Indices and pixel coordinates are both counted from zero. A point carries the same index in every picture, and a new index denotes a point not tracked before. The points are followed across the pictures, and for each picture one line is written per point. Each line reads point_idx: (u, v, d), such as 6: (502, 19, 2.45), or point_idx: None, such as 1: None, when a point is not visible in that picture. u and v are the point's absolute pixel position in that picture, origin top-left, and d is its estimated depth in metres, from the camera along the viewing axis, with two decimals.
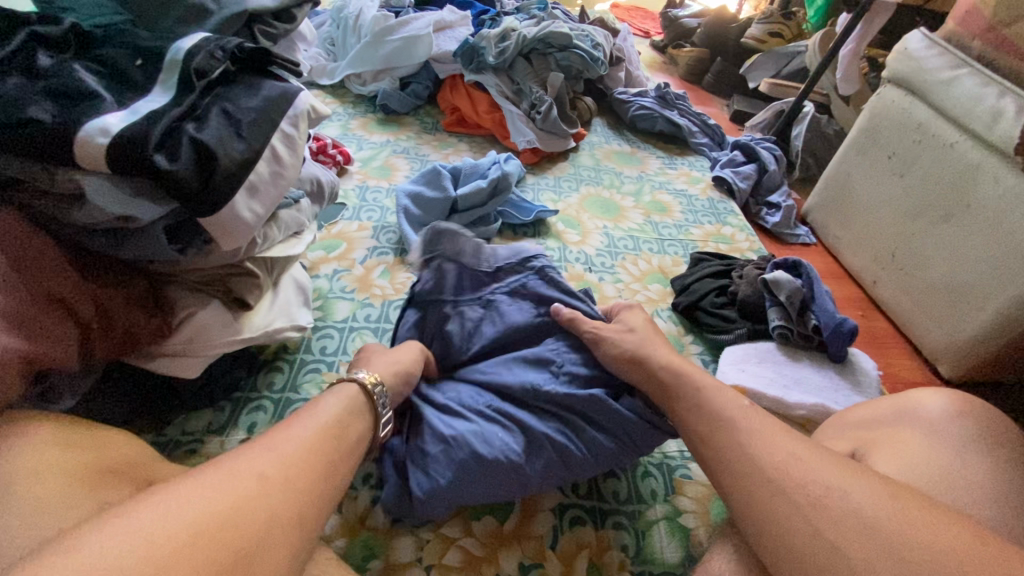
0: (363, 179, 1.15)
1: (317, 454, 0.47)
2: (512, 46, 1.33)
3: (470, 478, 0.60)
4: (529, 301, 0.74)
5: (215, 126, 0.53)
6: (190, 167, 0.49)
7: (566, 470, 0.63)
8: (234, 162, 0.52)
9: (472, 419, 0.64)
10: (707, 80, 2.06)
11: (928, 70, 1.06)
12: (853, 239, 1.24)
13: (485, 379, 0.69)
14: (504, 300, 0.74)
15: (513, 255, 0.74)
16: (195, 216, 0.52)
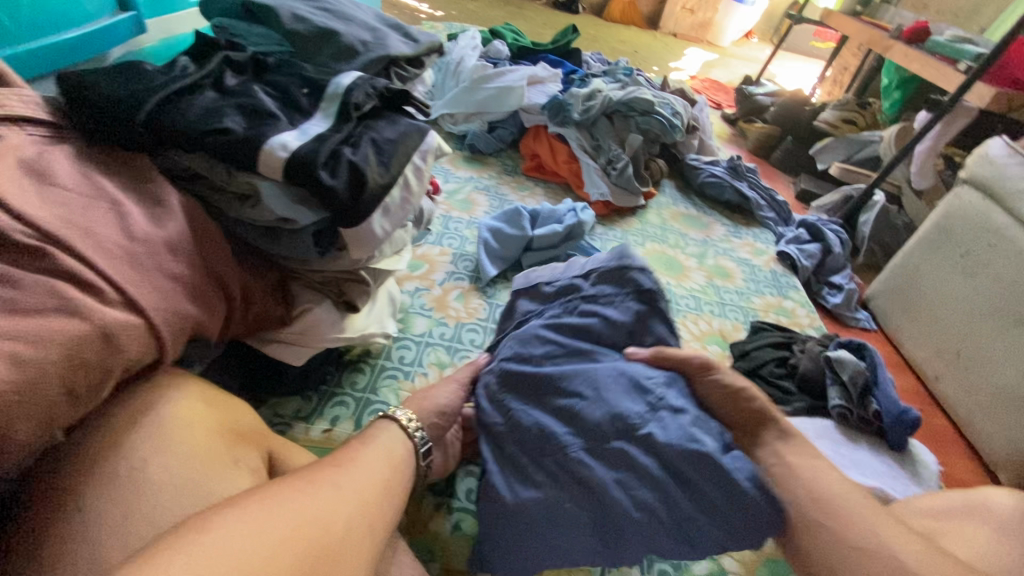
0: (447, 210, 1.24)
1: (377, 492, 0.51)
2: (597, 106, 1.43)
3: (525, 543, 0.59)
4: (613, 286, 0.72)
5: (365, 151, 0.61)
6: (346, 186, 0.57)
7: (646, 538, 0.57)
8: (379, 185, 0.60)
9: (531, 484, 0.61)
10: (775, 157, 2.11)
11: (1007, 178, 1.08)
12: (916, 331, 1.23)
13: (535, 425, 0.63)
14: (583, 285, 0.74)
15: (612, 255, 0.73)
16: (340, 225, 0.60)
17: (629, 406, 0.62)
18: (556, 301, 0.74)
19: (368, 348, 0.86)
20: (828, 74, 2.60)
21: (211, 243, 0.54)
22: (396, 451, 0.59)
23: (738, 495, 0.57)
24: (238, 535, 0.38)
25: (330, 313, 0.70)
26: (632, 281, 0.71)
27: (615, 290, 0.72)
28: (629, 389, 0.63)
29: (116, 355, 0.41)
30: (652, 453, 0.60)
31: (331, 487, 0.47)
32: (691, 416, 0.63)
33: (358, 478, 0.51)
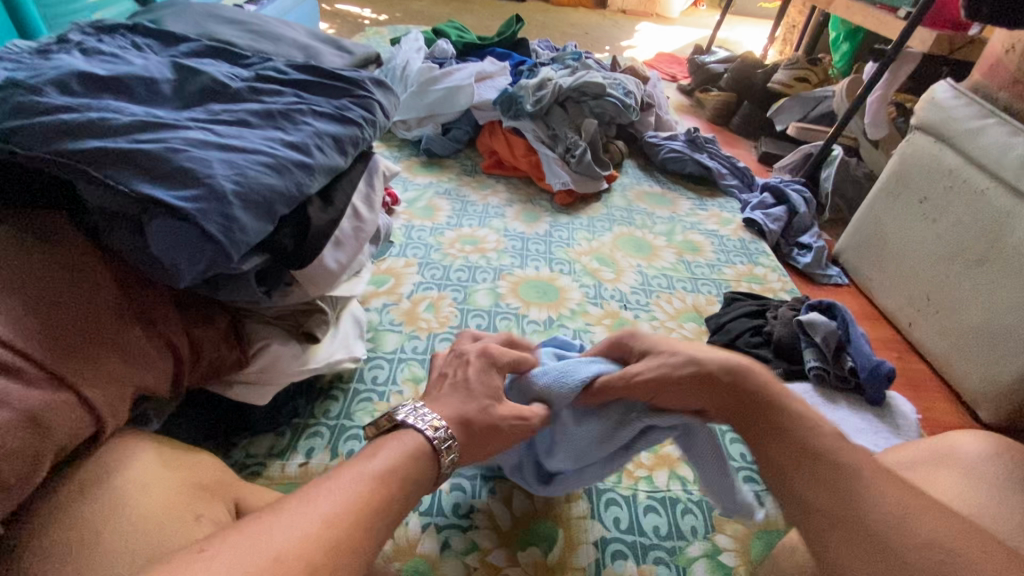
0: (409, 219, 1.21)
1: (368, 502, 0.42)
2: (548, 95, 1.40)
3: (217, 205, 0.47)
4: (300, 114, 0.58)
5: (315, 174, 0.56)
6: (288, 233, 0.56)
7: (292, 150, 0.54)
8: (323, 221, 0.59)
9: (209, 136, 0.51)
10: (735, 123, 2.11)
11: (956, 120, 1.09)
12: (886, 281, 1.23)
13: (234, 114, 0.55)
14: (260, 115, 0.56)
15: (258, 107, 0.57)
16: (288, 267, 0.58)
17: (159, 114, 0.52)
18: (297, 131, 0.57)
19: (340, 373, 0.84)
20: (778, 33, 2.57)
21: (152, 307, 0.52)
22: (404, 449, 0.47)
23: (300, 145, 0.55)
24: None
25: (289, 347, 0.68)
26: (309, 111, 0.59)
27: (308, 120, 0.58)
28: (320, 115, 0.60)
29: (45, 437, 0.39)
30: (281, 114, 0.57)
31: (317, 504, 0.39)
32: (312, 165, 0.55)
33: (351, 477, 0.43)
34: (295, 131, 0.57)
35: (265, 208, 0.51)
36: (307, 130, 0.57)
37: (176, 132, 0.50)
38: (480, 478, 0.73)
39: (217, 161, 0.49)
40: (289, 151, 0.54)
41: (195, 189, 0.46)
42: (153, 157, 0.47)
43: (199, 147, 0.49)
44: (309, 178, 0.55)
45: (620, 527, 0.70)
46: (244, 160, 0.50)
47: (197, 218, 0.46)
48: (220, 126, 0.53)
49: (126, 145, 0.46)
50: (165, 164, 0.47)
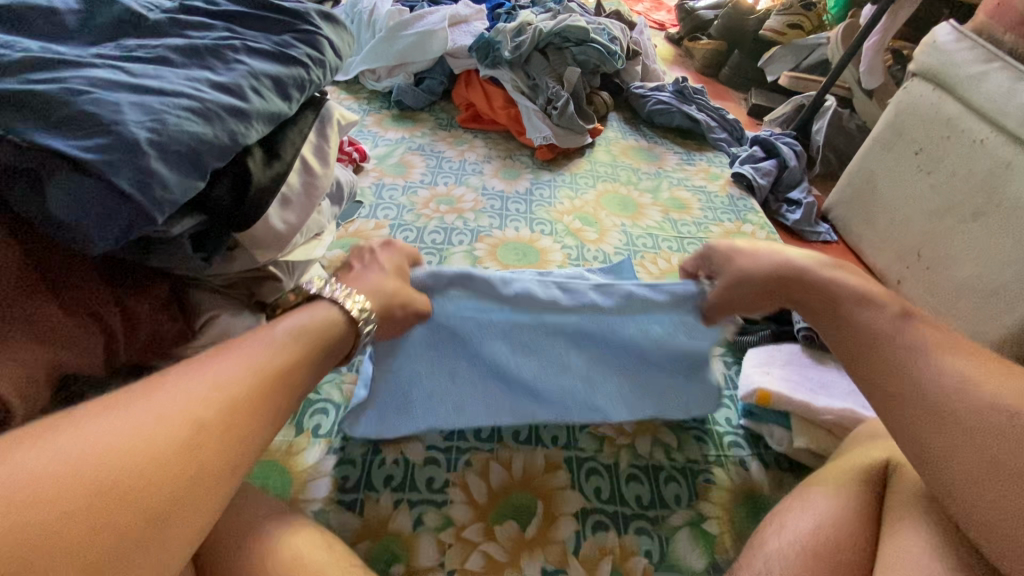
0: (379, 177, 1.14)
1: (253, 378, 0.42)
2: (528, 40, 1.30)
3: (130, 156, 0.40)
4: (232, 52, 0.50)
5: (258, 127, 0.49)
6: (225, 187, 0.49)
7: (221, 92, 0.47)
8: (266, 177, 0.52)
9: (117, 75, 0.43)
10: (724, 74, 2.02)
11: (958, 65, 1.03)
12: (876, 237, 1.20)
13: (150, 52, 0.47)
14: (181, 52, 0.48)
15: (180, 41, 0.49)
16: (228, 229, 0.52)
17: (58, 49, 0.44)
18: (228, 69, 0.49)
19: None
20: None
21: (61, 274, 0.45)
22: (313, 322, 0.50)
23: (231, 88, 0.48)
24: (52, 457, 0.31)
25: (241, 317, 0.63)
26: (242, 48, 0.51)
27: (242, 59, 0.51)
28: (256, 54, 0.52)
29: None
30: (209, 51, 0.50)
31: (183, 391, 0.38)
32: (247, 110, 0.48)
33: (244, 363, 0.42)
34: (225, 71, 0.49)
35: (190, 160, 0.44)
36: (240, 69, 0.50)
37: (76, 71, 0.42)
38: (455, 451, 0.69)
39: (128, 104, 0.42)
40: (219, 94, 0.47)
41: (100, 137, 0.39)
42: (46, 100, 0.39)
43: (106, 87, 0.42)
44: (246, 127, 0.48)
45: (602, 498, 0.67)
46: (163, 105, 0.43)
47: (105, 172, 0.39)
48: (131, 65, 0.45)
49: (9, 85, 0.38)
50: (62, 108, 0.39)
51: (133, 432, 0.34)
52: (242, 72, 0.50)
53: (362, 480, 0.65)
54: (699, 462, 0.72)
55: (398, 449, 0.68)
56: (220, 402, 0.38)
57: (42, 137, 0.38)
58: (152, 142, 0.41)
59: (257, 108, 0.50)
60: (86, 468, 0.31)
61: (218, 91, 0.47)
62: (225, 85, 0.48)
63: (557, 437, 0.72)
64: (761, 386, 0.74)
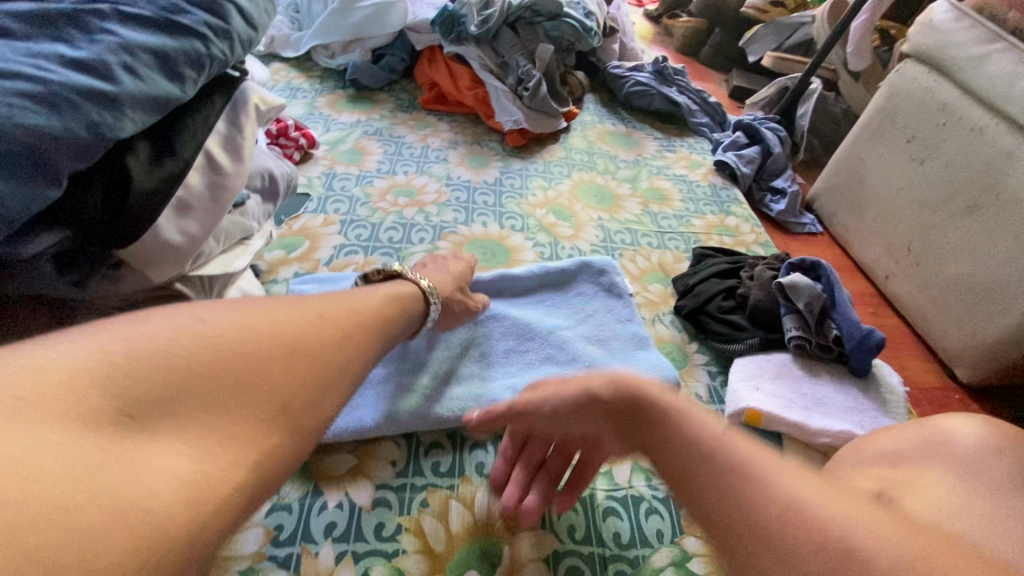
0: (330, 165, 1.02)
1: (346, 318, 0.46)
2: (496, 14, 1.19)
3: None
4: (97, 20, 0.40)
5: (133, 119, 0.39)
6: (93, 194, 0.39)
7: (76, 71, 0.37)
8: (151, 179, 0.42)
9: None
10: (705, 54, 1.93)
11: (956, 45, 0.96)
12: (864, 230, 1.14)
13: None
14: (27, 19, 0.37)
15: (25, 4, 0.38)
16: (106, 246, 0.41)
17: None
18: (90, 41, 0.39)
19: None
20: None
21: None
22: (400, 291, 0.58)
23: (91, 66, 0.37)
24: (232, 319, 0.39)
25: None
26: (112, 14, 0.40)
27: (111, 28, 0.40)
28: (133, 21, 0.41)
29: None
30: (66, 18, 0.39)
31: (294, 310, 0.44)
32: (117, 94, 0.38)
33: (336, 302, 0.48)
34: (86, 44, 0.38)
35: (29, 160, 0.33)
36: (107, 39, 0.39)
37: None
38: (409, 489, 0.60)
39: None
40: (75, 75, 0.36)
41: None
42: None
43: None
44: (115, 117, 0.38)
45: (576, 538, 0.59)
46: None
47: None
48: None
49: None
50: None
51: (235, 325, 0.39)
52: (110, 44, 0.39)
53: (299, 529, 0.56)
54: None
55: (341, 489, 0.59)
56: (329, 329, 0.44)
57: None
58: None
59: (132, 91, 0.39)
60: (236, 342, 0.38)
61: (74, 70, 0.37)
62: (84, 62, 0.37)
63: None
64: (750, 405, 0.67)
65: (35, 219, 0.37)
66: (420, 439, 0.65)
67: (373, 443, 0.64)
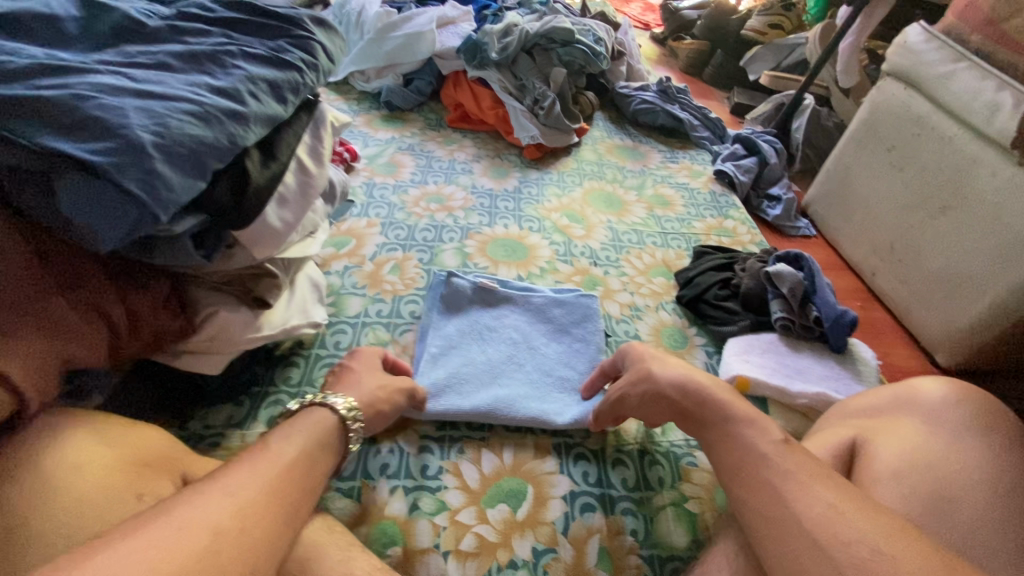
0: (369, 176, 1.16)
1: (278, 489, 0.45)
2: (515, 42, 1.33)
3: (135, 160, 0.42)
4: (227, 57, 0.53)
5: (255, 130, 0.52)
6: (224, 186, 0.52)
7: (217, 96, 0.49)
8: (263, 177, 0.55)
9: (119, 80, 0.45)
10: (708, 73, 2.06)
11: (928, 64, 1.08)
12: (853, 231, 1.24)
13: (150, 58, 0.49)
14: (180, 58, 0.51)
15: (176, 46, 0.51)
16: (228, 229, 0.54)
17: (62, 55, 0.46)
18: (224, 74, 0.51)
19: (300, 339, 0.80)
20: None
21: (75, 273, 0.48)
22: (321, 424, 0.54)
23: (227, 92, 0.50)
24: (135, 555, 0.36)
25: (239, 313, 0.64)
26: (237, 53, 0.54)
27: (237, 64, 0.53)
28: (252, 58, 0.54)
29: None
30: (205, 57, 0.52)
31: (217, 499, 0.41)
32: (244, 113, 0.50)
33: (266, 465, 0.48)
34: (222, 75, 0.51)
35: (191, 161, 0.46)
36: (236, 73, 0.52)
37: (81, 76, 0.44)
38: (448, 439, 0.72)
39: (132, 108, 0.44)
40: (218, 98, 0.49)
41: (107, 141, 0.42)
42: (57, 105, 0.41)
43: (109, 92, 0.44)
44: (243, 129, 0.50)
45: (589, 481, 0.70)
46: (165, 108, 0.46)
47: (114, 174, 0.41)
48: (133, 72, 0.47)
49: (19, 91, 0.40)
50: (71, 113, 0.41)
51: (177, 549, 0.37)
52: (237, 76, 0.52)
53: (359, 468, 0.67)
54: (681, 446, 0.75)
55: (392, 439, 0.71)
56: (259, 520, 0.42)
57: (53, 139, 0.40)
58: (155, 145, 0.44)
59: (253, 109, 0.52)
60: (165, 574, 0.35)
61: (215, 95, 0.49)
62: (221, 89, 0.50)
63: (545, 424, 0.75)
64: (740, 372, 0.78)
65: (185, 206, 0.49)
66: None
67: None
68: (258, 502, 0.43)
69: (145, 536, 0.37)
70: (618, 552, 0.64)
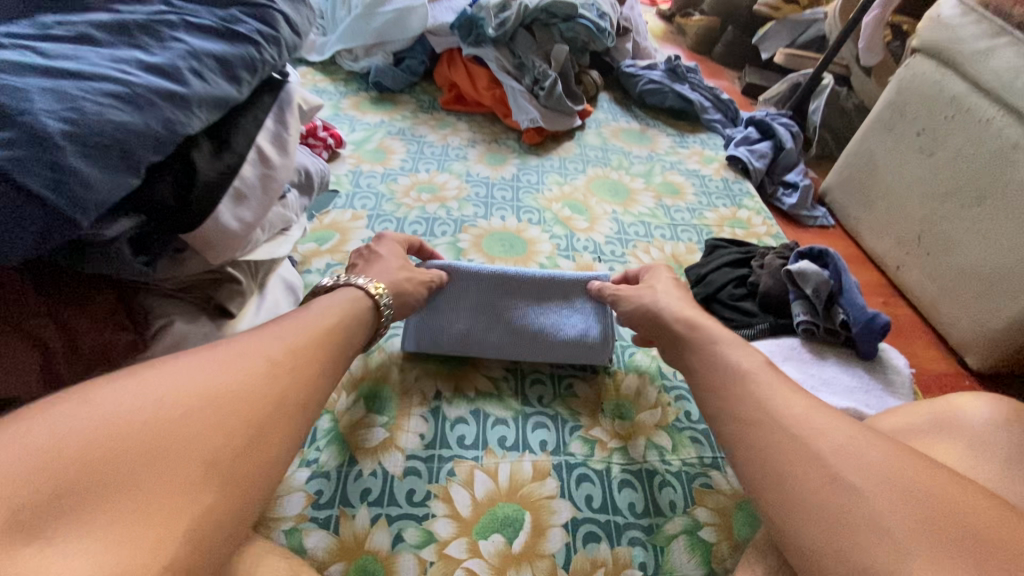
0: (356, 164, 1.07)
1: (282, 372, 0.46)
2: (513, 17, 1.23)
3: (42, 152, 0.34)
4: (165, 30, 0.44)
5: (200, 117, 0.44)
6: (165, 182, 0.44)
7: (148, 74, 0.41)
8: (215, 171, 0.47)
9: (24, 56, 0.37)
10: (718, 52, 1.95)
11: (963, 40, 0.99)
12: (876, 221, 1.16)
13: (67, 29, 0.41)
14: (107, 29, 0.42)
15: (101, 15, 0.43)
16: (175, 231, 0.46)
17: None
18: (161, 48, 0.43)
19: None
20: None
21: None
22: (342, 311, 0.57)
23: (164, 71, 0.42)
24: (118, 406, 0.36)
25: (199, 324, 0.57)
26: (178, 25, 0.45)
27: (177, 37, 0.44)
28: (196, 32, 0.46)
29: None
30: (138, 29, 0.43)
31: (206, 372, 0.42)
32: (186, 96, 0.42)
33: (270, 340, 0.48)
34: (157, 50, 0.43)
35: (117, 153, 0.38)
36: (175, 47, 0.44)
37: None
38: (437, 460, 0.65)
39: (38, 90, 0.36)
40: (151, 77, 0.41)
41: (2, 130, 0.34)
42: None
43: (7, 69, 0.36)
44: (185, 115, 0.42)
45: (593, 506, 0.63)
46: (81, 89, 0.37)
47: (12, 172, 0.33)
48: (44, 46, 0.39)
49: None
50: None
51: (167, 406, 0.38)
52: (178, 51, 0.44)
53: (337, 494, 0.61)
54: (695, 466, 0.68)
55: (376, 460, 0.64)
56: (262, 391, 0.44)
57: None
58: (67, 135, 0.36)
59: (197, 91, 0.43)
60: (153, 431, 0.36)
61: (148, 73, 0.41)
62: (156, 66, 0.42)
63: (545, 441, 0.68)
64: None
65: (116, 206, 0.41)
66: (446, 415, 0.70)
67: (404, 420, 0.68)
68: (258, 385, 0.44)
69: (136, 386, 0.38)
70: None
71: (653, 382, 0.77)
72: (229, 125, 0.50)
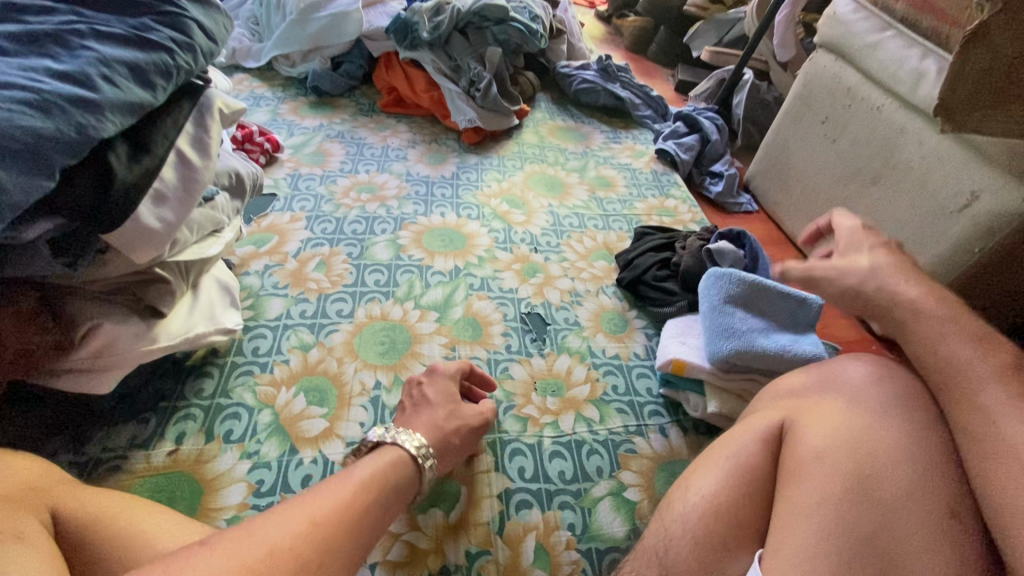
0: (295, 168, 1.09)
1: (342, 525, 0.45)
2: (446, 21, 1.27)
3: None
4: (75, 38, 0.46)
5: (113, 122, 0.46)
6: (84, 184, 0.46)
7: (57, 82, 0.43)
8: (133, 173, 0.49)
9: None
10: (652, 51, 2.04)
11: (856, 35, 1.08)
12: (793, 204, 1.25)
13: None
14: (18, 40, 0.44)
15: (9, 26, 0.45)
16: (96, 233, 0.48)
17: None
18: (72, 57, 0.45)
19: (214, 347, 0.75)
20: None
21: None
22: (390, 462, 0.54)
23: (75, 79, 0.44)
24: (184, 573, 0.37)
25: (129, 324, 0.58)
26: (88, 34, 0.47)
27: (88, 45, 0.46)
28: (107, 39, 0.48)
29: None
30: (48, 39, 0.45)
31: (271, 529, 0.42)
32: (98, 102, 0.44)
33: (332, 503, 0.46)
34: (68, 59, 0.45)
35: (30, 158, 0.40)
36: (86, 55, 0.46)
37: None
38: None
39: None
40: (61, 84, 0.43)
41: None
42: None
43: None
44: (98, 119, 0.44)
45: (526, 477, 0.68)
46: None
47: None
48: None
49: None
50: None
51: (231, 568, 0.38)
52: (90, 59, 0.46)
53: (278, 482, 0.63)
54: (620, 434, 0.74)
55: (316, 448, 0.66)
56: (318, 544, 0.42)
57: None
58: None
59: (109, 95, 0.45)
60: None
61: (60, 81, 0.43)
62: (67, 74, 0.44)
63: None
64: (676, 356, 0.76)
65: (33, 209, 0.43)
66: (385, 402, 0.73)
67: (343, 409, 0.71)
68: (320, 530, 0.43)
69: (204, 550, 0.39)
70: (555, 549, 0.62)
71: (583, 360, 0.83)
72: (145, 127, 0.52)
